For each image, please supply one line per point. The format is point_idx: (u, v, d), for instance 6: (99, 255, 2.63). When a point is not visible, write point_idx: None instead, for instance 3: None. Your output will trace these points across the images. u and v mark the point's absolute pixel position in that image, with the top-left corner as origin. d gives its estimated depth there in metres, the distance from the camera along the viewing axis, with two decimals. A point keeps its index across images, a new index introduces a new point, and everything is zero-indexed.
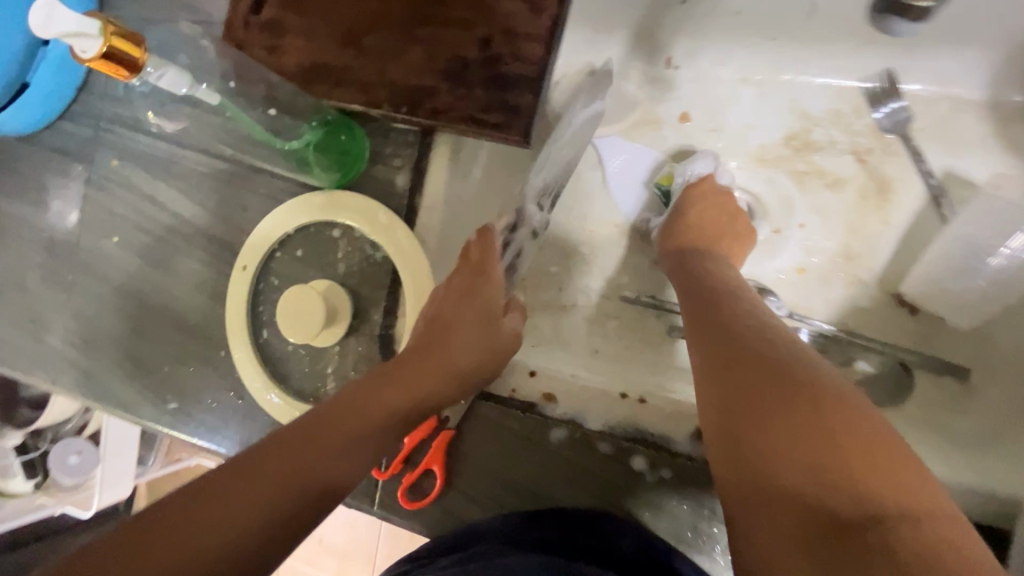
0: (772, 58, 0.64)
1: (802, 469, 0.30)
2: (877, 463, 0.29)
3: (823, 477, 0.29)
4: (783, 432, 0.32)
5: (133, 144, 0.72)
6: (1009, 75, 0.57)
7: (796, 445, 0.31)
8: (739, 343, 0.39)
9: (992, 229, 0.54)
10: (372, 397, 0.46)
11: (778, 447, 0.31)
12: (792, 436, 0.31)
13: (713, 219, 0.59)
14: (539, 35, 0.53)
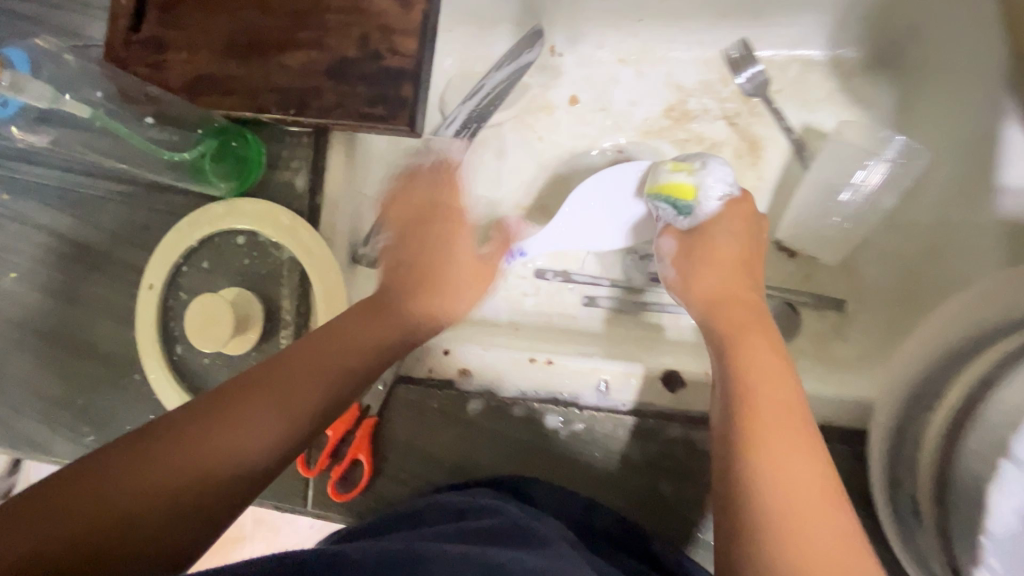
0: (643, 39, 0.69)
1: (773, 482, 0.35)
2: (825, 510, 0.34)
3: (787, 495, 0.35)
4: (774, 442, 0.37)
5: (18, 176, 0.68)
6: (842, 35, 0.64)
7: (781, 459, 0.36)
8: (748, 352, 0.42)
9: (843, 170, 0.61)
10: (350, 346, 0.48)
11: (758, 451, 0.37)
12: (778, 449, 0.36)
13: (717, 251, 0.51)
14: (413, 29, 0.56)
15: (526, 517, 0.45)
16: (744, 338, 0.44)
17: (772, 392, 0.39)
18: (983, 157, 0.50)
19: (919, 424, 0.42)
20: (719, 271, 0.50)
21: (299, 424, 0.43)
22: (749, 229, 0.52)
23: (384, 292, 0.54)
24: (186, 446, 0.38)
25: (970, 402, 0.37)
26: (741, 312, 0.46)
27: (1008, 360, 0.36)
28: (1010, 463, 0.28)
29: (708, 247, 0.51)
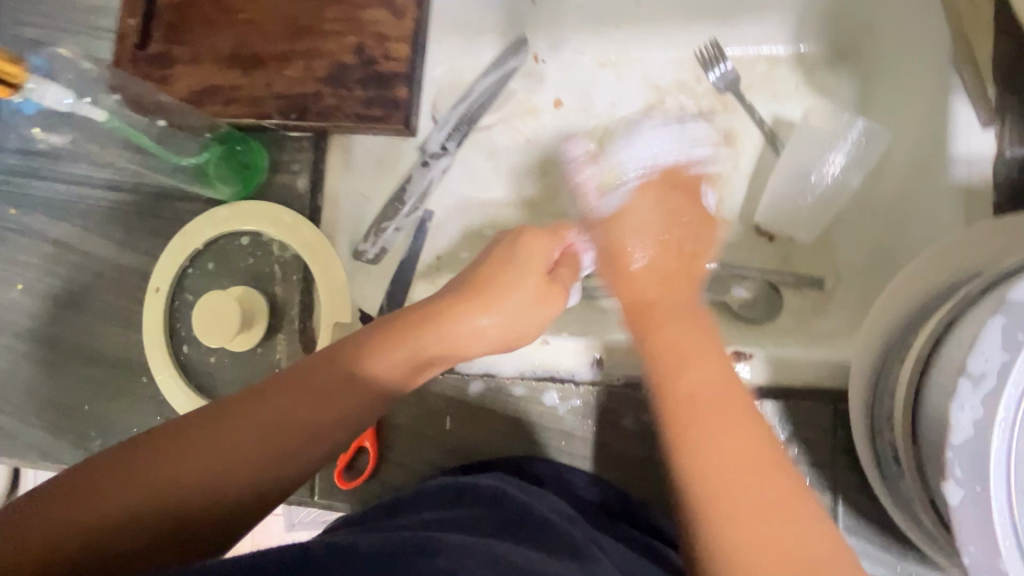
0: (621, 43, 0.74)
1: (730, 491, 0.36)
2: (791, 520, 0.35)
3: (732, 505, 0.36)
4: (731, 450, 0.37)
5: (27, 191, 0.71)
6: (802, 32, 0.69)
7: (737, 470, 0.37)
8: (700, 358, 0.43)
9: (811, 154, 0.65)
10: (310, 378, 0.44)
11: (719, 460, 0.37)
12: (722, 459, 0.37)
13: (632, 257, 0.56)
14: (405, 36, 0.61)
15: (556, 520, 0.45)
16: (694, 344, 0.44)
17: (724, 399, 0.40)
18: (935, 130, 0.54)
19: (893, 375, 0.45)
20: (652, 280, 0.53)
21: (252, 460, 0.41)
22: (673, 246, 0.57)
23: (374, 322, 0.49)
24: (123, 481, 0.37)
25: (932, 340, 0.40)
26: (672, 319, 0.47)
27: (962, 300, 0.39)
28: (966, 378, 0.30)
29: (620, 260, 0.56)
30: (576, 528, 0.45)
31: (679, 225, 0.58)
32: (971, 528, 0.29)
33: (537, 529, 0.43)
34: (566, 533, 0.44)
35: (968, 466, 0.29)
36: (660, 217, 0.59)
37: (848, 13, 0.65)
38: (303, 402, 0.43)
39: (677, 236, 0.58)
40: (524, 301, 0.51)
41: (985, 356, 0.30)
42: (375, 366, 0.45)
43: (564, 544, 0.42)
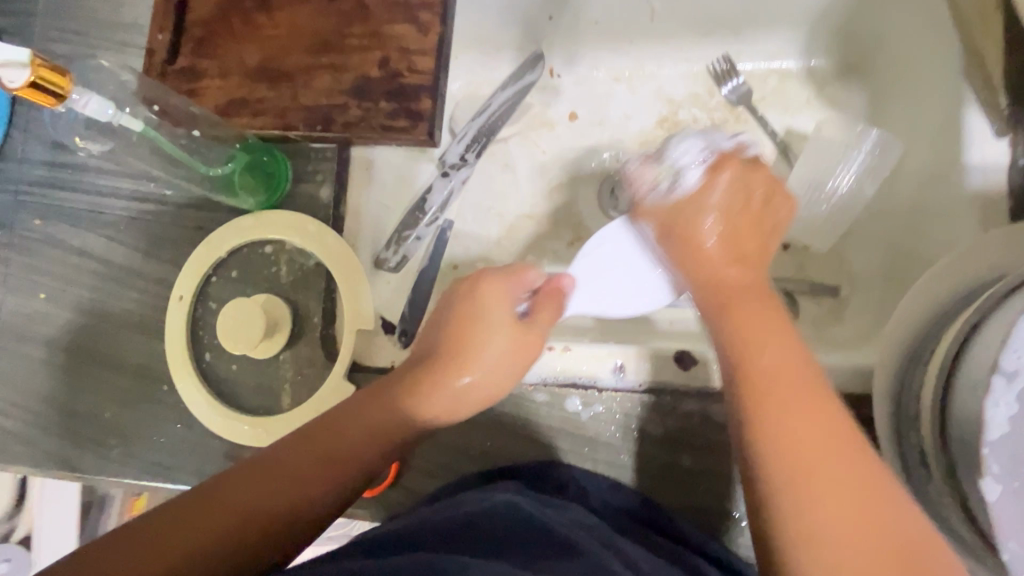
0: (635, 58, 0.76)
1: (808, 499, 0.36)
2: (883, 517, 0.35)
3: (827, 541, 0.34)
4: (814, 458, 0.37)
5: (53, 202, 0.72)
6: (812, 48, 0.71)
7: (821, 476, 0.36)
8: (775, 347, 0.42)
9: (826, 164, 0.67)
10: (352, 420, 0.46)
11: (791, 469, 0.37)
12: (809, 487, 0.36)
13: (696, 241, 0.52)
14: (429, 50, 0.63)
15: (571, 530, 0.45)
16: (764, 335, 0.43)
17: (798, 397, 0.39)
18: (948, 139, 0.56)
19: (916, 378, 0.45)
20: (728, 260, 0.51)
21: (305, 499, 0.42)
22: (755, 233, 0.52)
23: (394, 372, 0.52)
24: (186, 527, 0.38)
25: (956, 340, 0.40)
26: (745, 299, 0.47)
27: (984, 299, 0.40)
28: (1000, 375, 0.31)
29: (692, 236, 0.53)
30: (589, 536, 0.45)
31: (756, 205, 0.53)
32: (1012, 524, 0.30)
33: (553, 541, 0.43)
34: (581, 543, 0.43)
35: (1005, 461, 0.30)
36: (734, 196, 0.53)
37: (856, 28, 0.67)
38: (346, 430, 0.46)
39: (754, 219, 0.53)
40: (509, 343, 0.52)
41: (1017, 354, 0.30)
42: (397, 405, 0.48)
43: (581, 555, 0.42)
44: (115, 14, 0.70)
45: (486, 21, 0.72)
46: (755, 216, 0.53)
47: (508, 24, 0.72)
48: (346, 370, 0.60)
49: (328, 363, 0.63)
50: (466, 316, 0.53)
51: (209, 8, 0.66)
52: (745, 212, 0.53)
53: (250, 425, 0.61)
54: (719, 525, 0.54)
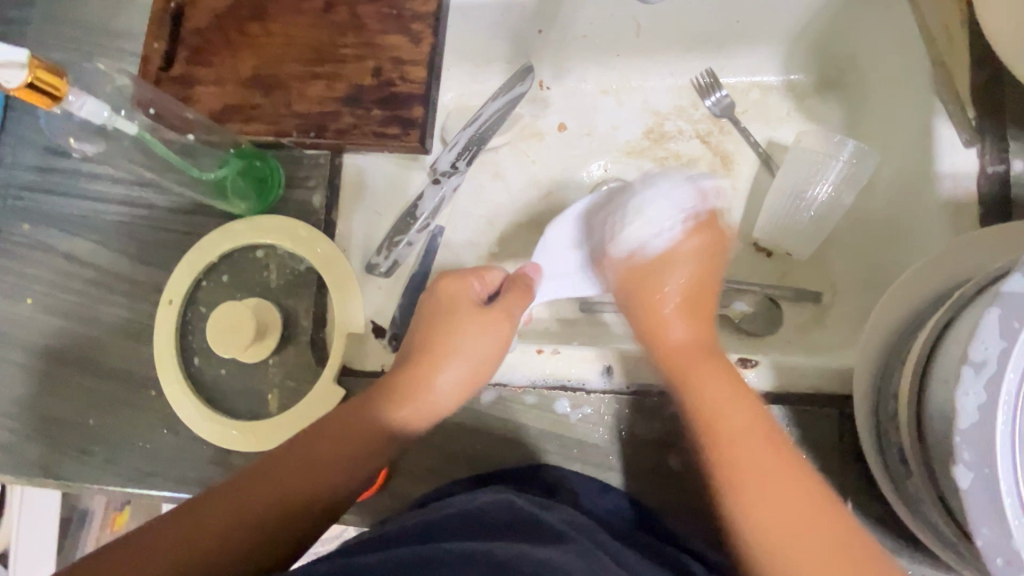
0: (621, 71, 0.78)
1: (762, 518, 0.43)
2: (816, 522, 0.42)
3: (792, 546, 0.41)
4: (762, 483, 0.44)
5: (43, 207, 0.72)
6: (791, 63, 0.74)
7: (772, 492, 0.43)
8: (725, 404, 0.47)
9: (807, 174, 0.68)
10: (343, 429, 0.48)
11: (747, 495, 0.44)
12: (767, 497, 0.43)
13: (651, 305, 0.55)
14: (421, 60, 0.64)
15: (564, 526, 0.45)
16: (716, 380, 0.49)
17: (746, 427, 0.46)
18: (921, 149, 0.58)
19: (893, 377, 0.47)
20: (680, 323, 0.54)
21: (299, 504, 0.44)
22: (705, 289, 0.55)
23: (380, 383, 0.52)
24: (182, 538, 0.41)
25: (930, 338, 0.42)
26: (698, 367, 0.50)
27: (955, 298, 0.42)
28: (968, 365, 0.32)
29: (653, 300, 0.55)
30: (580, 532, 0.45)
31: (707, 259, 0.56)
32: (982, 510, 0.30)
33: (546, 538, 0.43)
34: (574, 539, 0.44)
35: (976, 450, 0.31)
36: (698, 258, 0.55)
37: (833, 44, 0.70)
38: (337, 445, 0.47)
39: (704, 274, 0.55)
40: (489, 344, 0.54)
41: (985, 344, 0.32)
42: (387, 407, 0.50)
43: (569, 548, 0.42)
44: (110, 22, 0.71)
45: (476, 34, 0.74)
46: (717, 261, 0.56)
47: (498, 37, 0.74)
48: (337, 374, 0.60)
49: (318, 367, 0.63)
50: (447, 314, 0.55)
51: (205, 18, 0.68)
52: (711, 257, 0.56)
53: (238, 429, 0.61)
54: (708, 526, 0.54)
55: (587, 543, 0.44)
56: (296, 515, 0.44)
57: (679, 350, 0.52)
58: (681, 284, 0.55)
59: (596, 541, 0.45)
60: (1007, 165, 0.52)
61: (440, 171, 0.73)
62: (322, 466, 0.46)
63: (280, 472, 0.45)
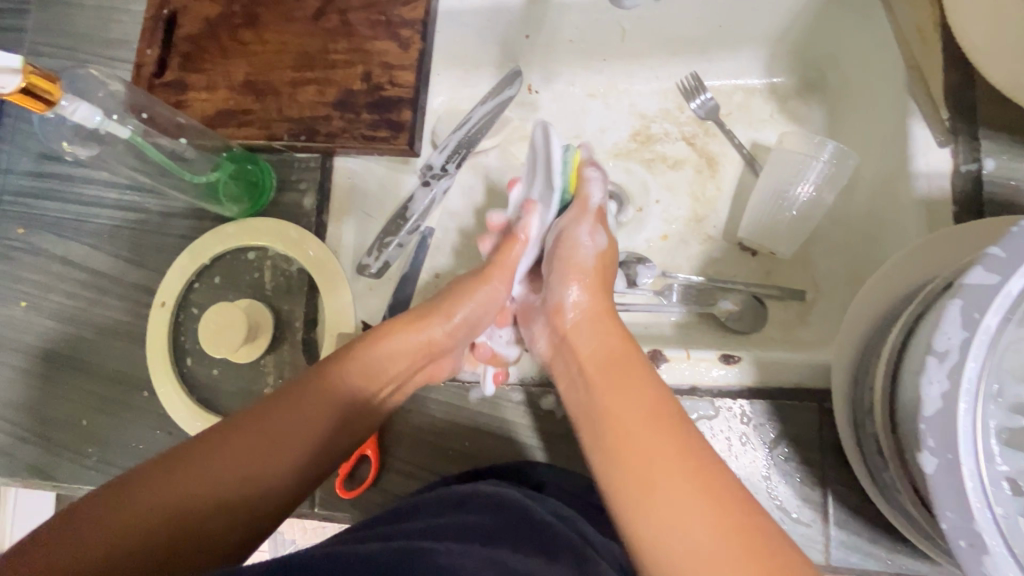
0: (608, 75, 0.80)
1: (666, 523, 0.38)
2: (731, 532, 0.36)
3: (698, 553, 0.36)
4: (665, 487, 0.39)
5: (37, 212, 0.72)
6: (774, 66, 0.76)
7: (672, 495, 0.38)
8: (639, 403, 0.44)
9: (791, 173, 0.69)
10: (279, 435, 0.48)
11: (649, 492, 0.39)
12: (675, 502, 0.38)
13: (575, 268, 0.55)
14: (410, 65, 0.66)
15: (550, 519, 0.47)
16: (629, 382, 0.46)
17: (653, 423, 0.42)
18: (897, 149, 0.59)
19: (869, 370, 0.48)
20: (591, 333, 0.52)
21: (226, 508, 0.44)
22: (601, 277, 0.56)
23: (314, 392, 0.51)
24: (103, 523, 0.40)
25: (902, 331, 0.43)
26: (626, 370, 0.47)
27: (926, 293, 0.43)
28: (932, 355, 0.33)
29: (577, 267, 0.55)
30: (566, 525, 0.47)
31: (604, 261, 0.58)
32: (947, 494, 0.31)
33: (531, 532, 0.45)
34: (559, 534, 0.45)
35: (939, 436, 0.32)
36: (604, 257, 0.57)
37: (813, 48, 0.72)
38: (275, 453, 0.47)
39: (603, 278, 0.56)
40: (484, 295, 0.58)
41: (947, 335, 0.33)
42: (324, 414, 0.51)
43: (560, 547, 0.44)
44: (104, 29, 0.72)
45: (465, 39, 0.75)
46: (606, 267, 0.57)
47: (486, 42, 0.75)
48: None
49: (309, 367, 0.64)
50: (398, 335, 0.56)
51: (198, 24, 0.69)
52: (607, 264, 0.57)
53: None
54: None
55: (580, 541, 0.46)
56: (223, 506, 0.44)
57: (590, 357, 0.50)
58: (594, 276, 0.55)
59: (581, 535, 0.47)
60: (979, 164, 0.53)
61: (428, 175, 0.73)
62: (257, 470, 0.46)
63: (212, 473, 0.44)
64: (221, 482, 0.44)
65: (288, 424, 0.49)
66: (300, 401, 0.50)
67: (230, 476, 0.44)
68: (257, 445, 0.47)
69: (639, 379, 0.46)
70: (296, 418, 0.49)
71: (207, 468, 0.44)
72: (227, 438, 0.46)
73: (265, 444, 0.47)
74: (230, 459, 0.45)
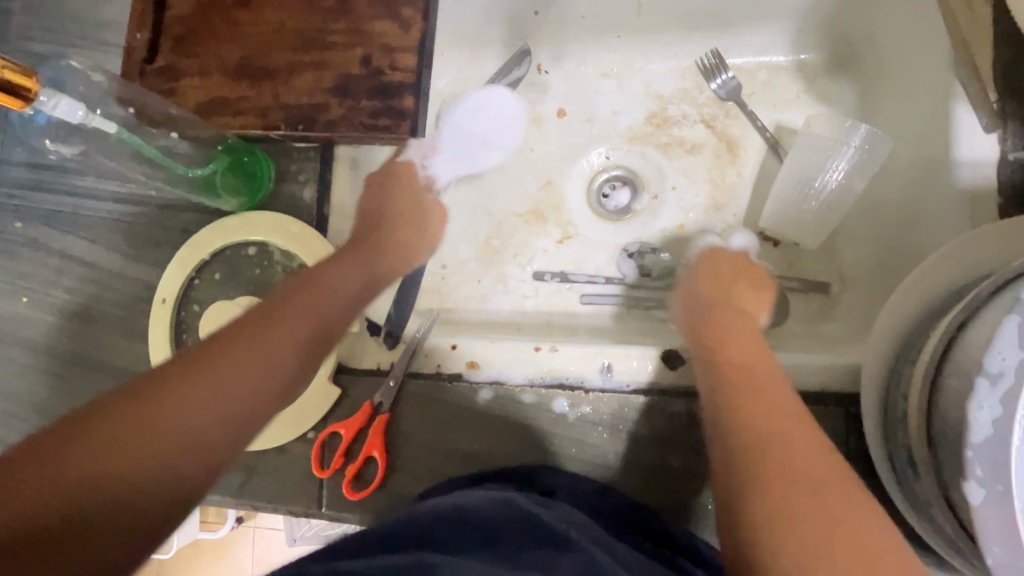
0: (623, 53, 0.75)
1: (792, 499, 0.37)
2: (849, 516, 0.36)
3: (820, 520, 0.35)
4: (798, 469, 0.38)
5: (33, 205, 0.71)
6: (802, 41, 0.71)
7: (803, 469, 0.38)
8: (772, 402, 0.43)
9: (816, 159, 0.65)
10: (272, 328, 0.43)
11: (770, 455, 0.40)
12: (797, 478, 0.38)
13: (714, 277, 0.60)
14: (412, 47, 0.62)
15: (562, 525, 0.44)
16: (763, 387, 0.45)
17: (789, 415, 0.42)
18: (937, 133, 0.55)
19: (900, 375, 0.45)
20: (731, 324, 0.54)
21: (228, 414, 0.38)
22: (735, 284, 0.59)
23: (293, 292, 0.47)
24: (85, 443, 0.33)
25: (942, 338, 0.40)
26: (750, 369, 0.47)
27: (972, 296, 0.39)
28: (985, 377, 0.32)
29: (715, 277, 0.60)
30: (579, 531, 0.44)
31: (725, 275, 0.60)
32: (994, 527, 0.31)
33: (536, 541, 0.42)
34: (569, 537, 0.42)
35: (989, 466, 0.31)
36: (717, 262, 0.61)
37: (845, 21, 0.67)
38: (270, 341, 0.42)
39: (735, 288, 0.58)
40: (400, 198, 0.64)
41: (1001, 356, 0.32)
42: (313, 302, 0.47)
43: (546, 539, 0.42)
44: (93, 11, 0.69)
45: (470, 16, 0.71)
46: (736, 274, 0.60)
47: (492, 19, 0.71)
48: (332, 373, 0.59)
49: None
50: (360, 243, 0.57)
51: (188, 5, 0.65)
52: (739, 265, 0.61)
53: None
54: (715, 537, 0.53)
55: (586, 539, 0.43)
56: (218, 438, 0.37)
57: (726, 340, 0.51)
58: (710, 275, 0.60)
59: (595, 540, 0.44)
60: None
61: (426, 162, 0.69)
62: (254, 364, 0.41)
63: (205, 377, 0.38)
64: (208, 428, 0.37)
65: (272, 351, 0.42)
66: (285, 317, 0.44)
67: (226, 385, 0.38)
68: (255, 347, 0.41)
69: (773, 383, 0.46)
70: (281, 344, 0.42)
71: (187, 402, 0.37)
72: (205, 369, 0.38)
73: (250, 370, 0.40)
74: (230, 369, 0.39)
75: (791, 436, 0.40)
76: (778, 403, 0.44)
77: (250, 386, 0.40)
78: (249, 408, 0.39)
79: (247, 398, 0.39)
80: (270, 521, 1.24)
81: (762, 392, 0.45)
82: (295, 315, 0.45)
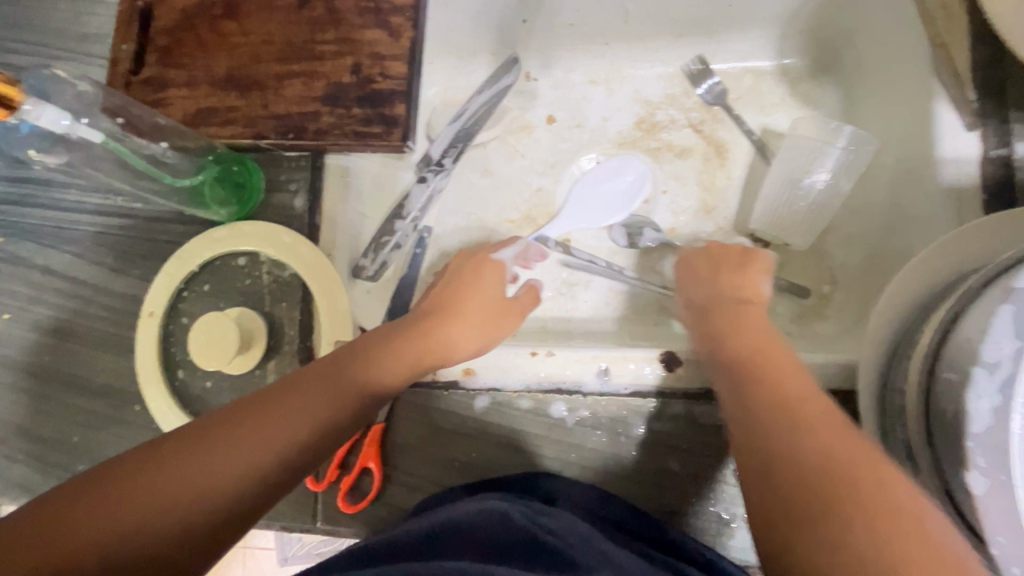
0: (611, 60, 0.76)
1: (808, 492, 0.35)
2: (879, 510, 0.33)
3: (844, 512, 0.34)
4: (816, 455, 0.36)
5: (14, 219, 0.69)
6: (785, 47, 0.72)
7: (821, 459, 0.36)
8: (800, 391, 0.41)
9: (802, 160, 0.66)
10: (310, 393, 0.43)
11: (796, 443, 0.37)
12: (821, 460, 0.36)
13: (717, 268, 0.59)
14: (401, 55, 0.62)
15: (567, 541, 0.43)
16: (785, 374, 0.43)
17: (820, 405, 0.40)
18: (921, 133, 0.56)
19: (895, 372, 0.45)
20: (749, 316, 0.52)
21: (253, 477, 0.38)
22: (733, 272, 0.58)
23: (339, 357, 0.47)
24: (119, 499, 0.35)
25: (936, 332, 0.40)
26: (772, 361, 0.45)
27: (963, 290, 0.40)
28: (982, 367, 0.34)
29: (714, 269, 0.59)
30: (581, 547, 0.42)
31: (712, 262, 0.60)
32: (997, 516, 0.32)
33: (539, 556, 0.41)
34: (574, 559, 0.41)
35: (990, 455, 0.33)
36: (714, 255, 0.61)
37: (826, 27, 0.68)
38: (302, 407, 0.42)
39: (732, 274, 0.58)
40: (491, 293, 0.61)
41: (999, 346, 0.33)
42: (362, 375, 0.47)
43: (552, 560, 0.41)
44: (77, 24, 0.68)
45: (459, 25, 0.71)
46: (727, 258, 0.60)
47: (481, 28, 0.71)
48: None
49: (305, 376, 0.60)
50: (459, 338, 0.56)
51: (174, 16, 0.65)
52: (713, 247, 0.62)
53: None
54: (718, 542, 0.53)
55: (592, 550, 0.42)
56: (240, 499, 0.38)
57: (747, 333, 0.50)
58: (705, 268, 0.60)
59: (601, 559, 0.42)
60: (1010, 148, 0.50)
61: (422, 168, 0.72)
62: (283, 429, 0.41)
63: (233, 438, 0.39)
64: (229, 490, 0.37)
65: (299, 421, 0.41)
66: (320, 385, 0.44)
67: (256, 450, 0.39)
68: (285, 414, 0.41)
69: (792, 369, 0.44)
70: (316, 411, 0.43)
71: (201, 468, 0.37)
72: (233, 429, 0.39)
73: (277, 435, 0.40)
74: (264, 432, 0.40)
75: (812, 419, 0.39)
76: (798, 387, 0.42)
77: (263, 456, 0.39)
78: (277, 473, 0.39)
79: (276, 460, 0.39)
80: (258, 541, 1.20)
81: (790, 379, 0.43)
82: (336, 381, 0.45)
